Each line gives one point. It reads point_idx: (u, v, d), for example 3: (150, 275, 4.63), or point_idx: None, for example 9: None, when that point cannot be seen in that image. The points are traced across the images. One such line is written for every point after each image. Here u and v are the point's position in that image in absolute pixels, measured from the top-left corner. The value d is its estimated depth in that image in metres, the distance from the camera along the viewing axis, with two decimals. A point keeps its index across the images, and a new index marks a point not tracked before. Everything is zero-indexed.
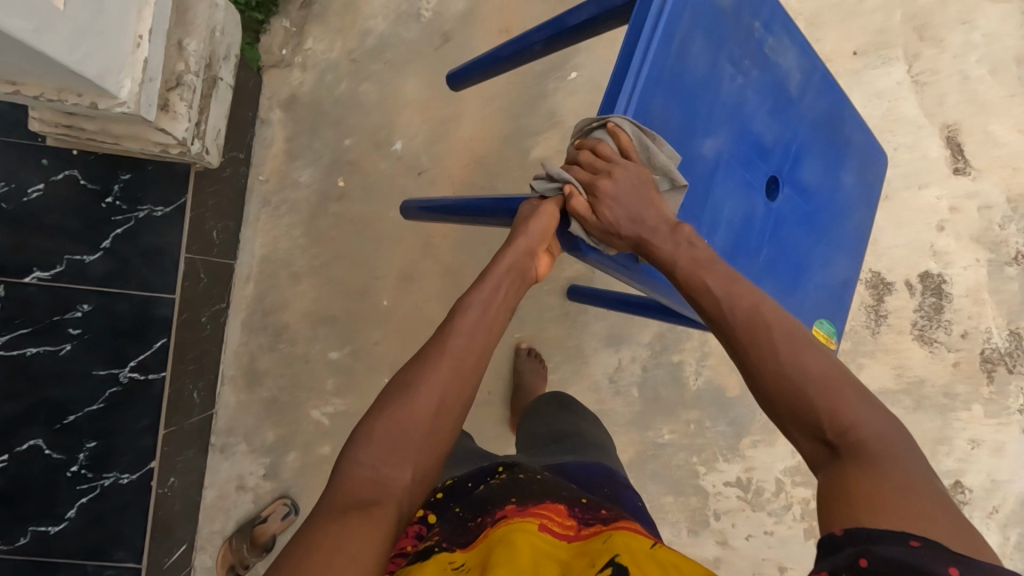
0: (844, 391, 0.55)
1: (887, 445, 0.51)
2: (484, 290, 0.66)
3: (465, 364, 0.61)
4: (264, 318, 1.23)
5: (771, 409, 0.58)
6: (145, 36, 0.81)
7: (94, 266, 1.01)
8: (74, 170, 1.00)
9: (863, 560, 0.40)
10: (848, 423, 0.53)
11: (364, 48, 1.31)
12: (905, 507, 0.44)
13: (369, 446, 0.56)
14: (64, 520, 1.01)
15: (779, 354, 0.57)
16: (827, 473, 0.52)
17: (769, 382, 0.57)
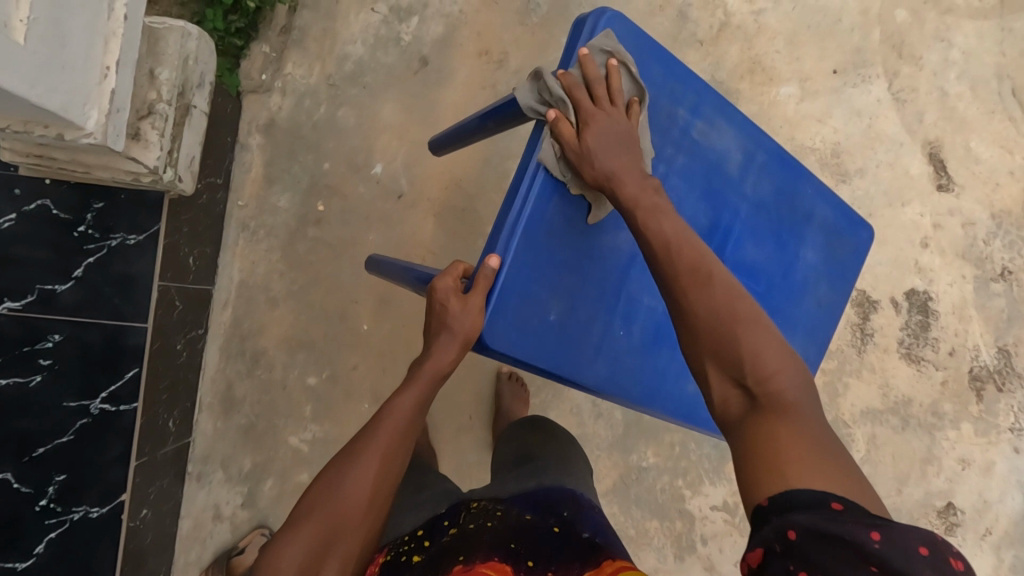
0: (763, 335, 0.63)
1: (793, 391, 0.59)
2: (413, 390, 0.69)
3: (391, 468, 0.65)
4: (241, 343, 1.23)
5: (698, 350, 0.64)
6: (112, 67, 0.81)
7: (65, 295, 1.00)
8: (47, 199, 0.98)
9: (791, 532, 0.46)
10: (768, 371, 0.60)
11: (342, 73, 1.31)
12: (810, 463, 0.52)
13: (294, 551, 0.59)
14: (33, 556, 0.98)
15: (709, 309, 0.64)
16: (744, 420, 0.59)
17: (702, 329, 0.64)
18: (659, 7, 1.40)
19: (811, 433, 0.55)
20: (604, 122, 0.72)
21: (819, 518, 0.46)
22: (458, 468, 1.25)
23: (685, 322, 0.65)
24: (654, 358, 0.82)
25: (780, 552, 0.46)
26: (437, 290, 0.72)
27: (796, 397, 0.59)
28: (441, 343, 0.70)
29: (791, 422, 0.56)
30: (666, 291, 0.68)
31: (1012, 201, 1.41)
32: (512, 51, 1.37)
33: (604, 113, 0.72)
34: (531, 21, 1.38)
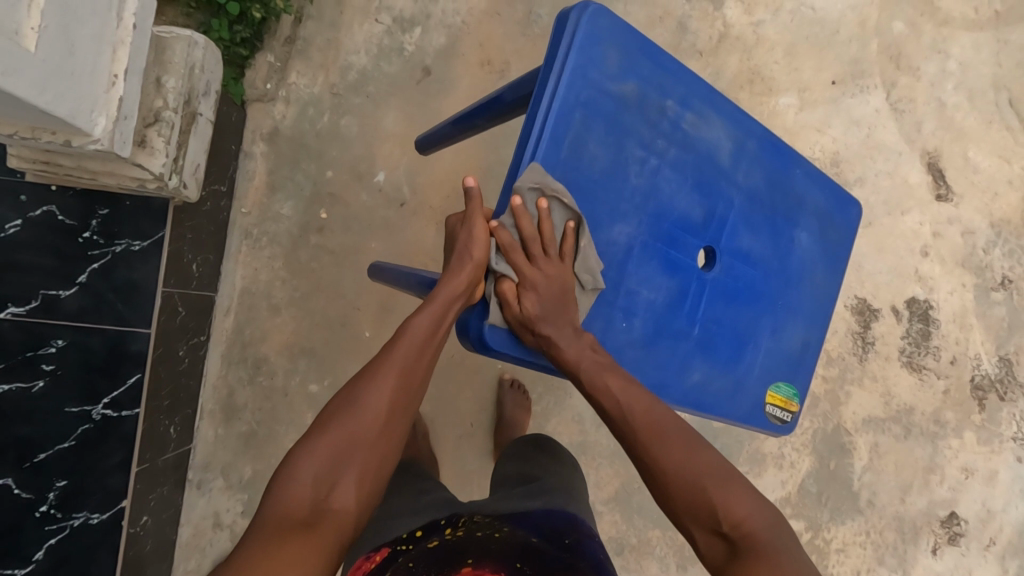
0: (729, 481, 0.65)
1: (767, 538, 0.61)
2: (429, 308, 0.71)
3: (410, 379, 0.68)
4: (242, 351, 1.23)
5: (671, 503, 0.66)
6: (120, 75, 0.82)
7: (68, 301, 1.00)
8: (53, 206, 0.99)
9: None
10: (744, 522, 0.62)
11: (345, 82, 1.33)
12: None
13: (313, 462, 0.61)
14: (31, 562, 0.97)
15: (677, 456, 0.67)
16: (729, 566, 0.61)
17: (673, 482, 0.66)
18: (659, 18, 1.42)
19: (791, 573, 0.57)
20: (538, 282, 0.73)
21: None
22: (459, 474, 1.25)
23: (654, 480, 0.67)
24: (657, 353, 0.82)
25: None
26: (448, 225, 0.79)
27: (774, 540, 0.61)
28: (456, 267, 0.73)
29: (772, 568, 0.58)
30: (627, 450, 0.70)
31: (1011, 210, 1.42)
32: (513, 61, 1.39)
33: (537, 273, 0.74)
34: (532, 32, 1.39)
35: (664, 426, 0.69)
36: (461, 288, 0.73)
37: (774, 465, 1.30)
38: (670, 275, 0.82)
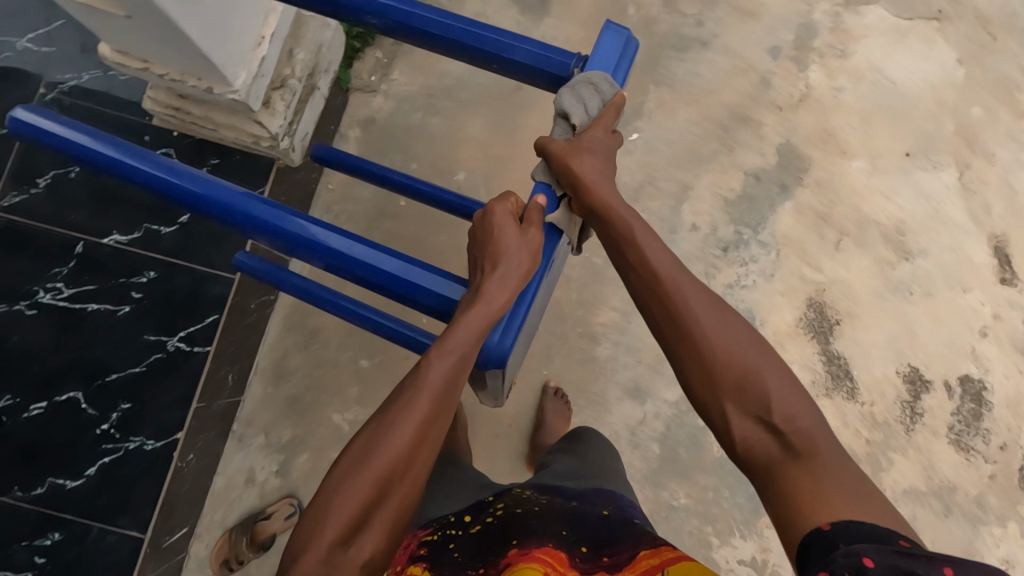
0: (778, 366, 0.61)
1: (819, 425, 0.58)
2: (444, 353, 0.60)
3: (429, 430, 0.61)
4: (302, 317, 1.27)
5: (713, 389, 0.61)
6: (267, 38, 0.91)
7: (167, 237, 1.08)
8: (170, 149, 1.10)
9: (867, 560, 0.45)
10: (795, 412, 0.58)
11: (441, 86, 1.42)
12: (847, 493, 0.53)
13: (327, 529, 0.57)
14: (82, 477, 1.01)
15: (719, 336, 0.62)
16: (775, 455, 0.58)
17: (718, 363, 0.61)
18: (744, 72, 1.49)
19: (845, 472, 0.55)
20: (604, 155, 0.68)
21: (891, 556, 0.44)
22: (490, 469, 1.26)
23: (699, 359, 0.62)
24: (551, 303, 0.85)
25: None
26: (494, 212, 0.66)
27: (823, 430, 0.58)
28: (490, 285, 0.62)
29: (828, 468, 0.55)
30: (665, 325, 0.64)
31: None
32: None
33: (603, 141, 0.69)
34: None
35: (710, 308, 0.63)
36: (488, 315, 0.61)
37: None
38: (551, 277, 0.81)
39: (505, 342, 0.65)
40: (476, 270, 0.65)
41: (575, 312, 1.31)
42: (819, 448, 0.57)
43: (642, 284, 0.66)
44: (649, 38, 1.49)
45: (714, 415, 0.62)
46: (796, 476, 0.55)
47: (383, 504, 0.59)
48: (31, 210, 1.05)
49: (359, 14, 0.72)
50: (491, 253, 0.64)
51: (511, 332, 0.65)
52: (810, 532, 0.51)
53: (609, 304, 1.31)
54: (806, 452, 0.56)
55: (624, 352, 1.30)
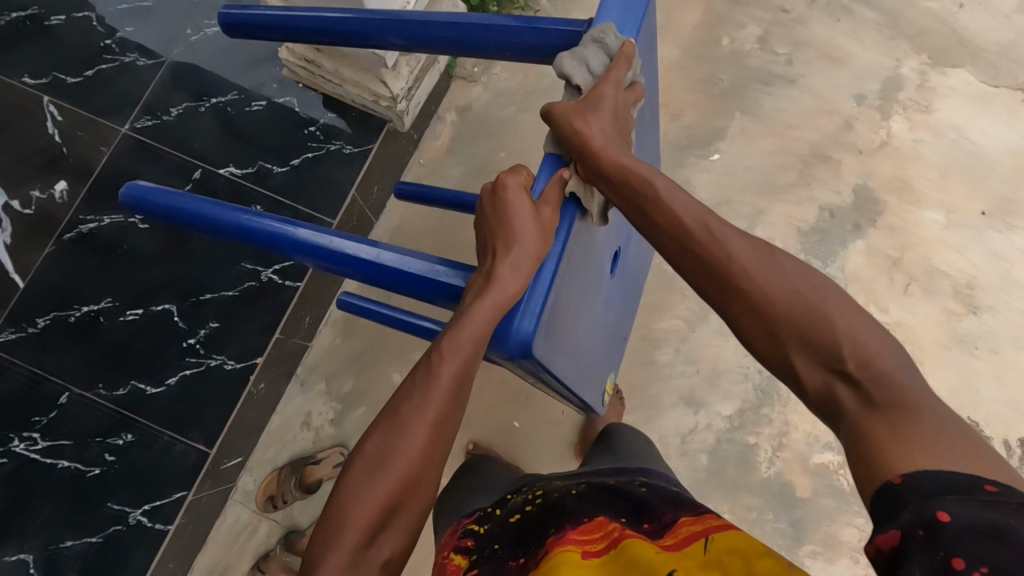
0: (843, 303, 0.52)
1: (898, 362, 0.49)
2: (455, 346, 0.57)
3: (445, 421, 0.57)
4: None
5: (774, 340, 0.53)
6: None
7: (277, 176, 1.15)
8: (293, 99, 1.18)
9: (943, 514, 0.37)
10: (869, 350, 0.49)
11: (538, 85, 1.49)
12: (934, 443, 0.42)
13: (346, 539, 0.53)
14: (163, 385, 1.05)
15: (757, 278, 0.54)
16: (851, 417, 0.48)
17: (775, 308, 0.53)
18: (828, 113, 1.54)
19: (935, 419, 0.44)
20: (611, 112, 0.63)
21: (976, 505, 0.37)
22: (537, 452, 1.25)
23: (753, 304, 0.54)
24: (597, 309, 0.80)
25: (924, 538, 0.37)
26: (506, 187, 0.62)
27: (906, 370, 0.48)
28: (501, 272, 0.58)
29: (913, 419, 0.44)
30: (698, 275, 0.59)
31: None
32: (688, 109, 1.52)
33: (613, 99, 0.64)
34: (711, 90, 1.54)
35: (749, 250, 0.56)
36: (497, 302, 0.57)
37: (851, 558, 1.21)
38: (596, 281, 0.77)
39: (528, 327, 0.59)
40: (487, 253, 0.62)
41: (639, 313, 1.33)
42: (903, 395, 0.47)
43: (675, 242, 0.60)
44: (740, 69, 1.55)
45: (784, 373, 0.54)
46: (870, 424, 0.46)
47: (405, 509, 0.56)
48: (161, 135, 1.15)
49: (384, 34, 0.78)
50: (503, 234, 0.60)
51: (530, 313, 0.59)
52: (881, 489, 0.42)
53: (674, 310, 1.33)
54: (883, 400, 0.47)
55: (683, 359, 1.31)
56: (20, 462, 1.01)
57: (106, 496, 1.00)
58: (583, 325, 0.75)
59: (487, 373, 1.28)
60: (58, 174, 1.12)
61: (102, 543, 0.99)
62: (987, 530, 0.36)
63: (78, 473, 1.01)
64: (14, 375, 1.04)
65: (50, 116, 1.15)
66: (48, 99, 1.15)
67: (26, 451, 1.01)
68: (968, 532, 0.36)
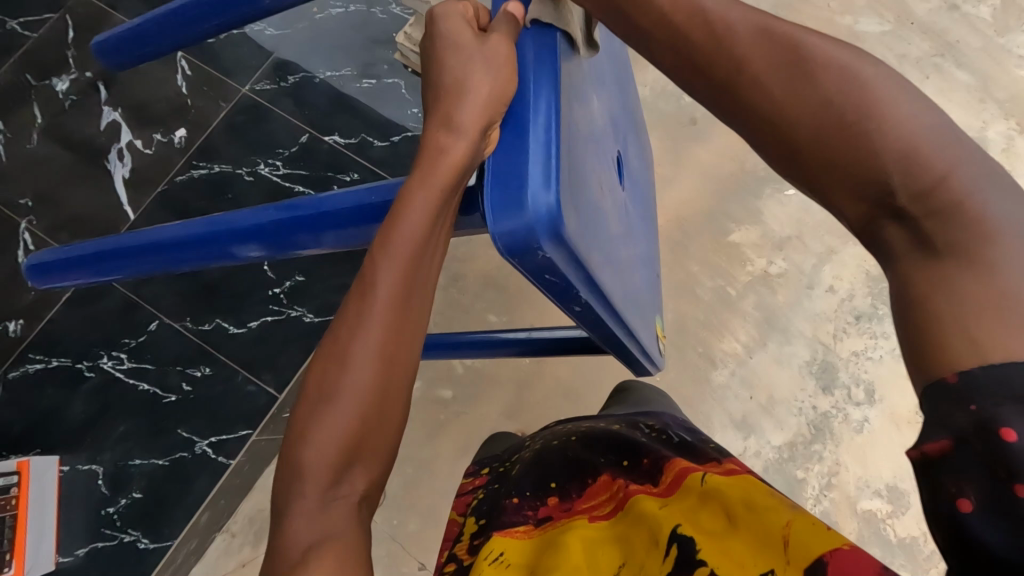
0: (898, 111, 0.42)
1: (969, 181, 0.41)
2: (388, 253, 0.51)
3: (394, 336, 0.51)
4: (449, 261, 1.35)
5: (803, 172, 0.45)
6: None
7: (376, 149, 1.21)
8: (400, 82, 1.25)
9: (1010, 433, 0.35)
10: (928, 179, 0.41)
11: None
12: (1017, 313, 0.37)
13: (308, 485, 0.48)
14: (244, 326, 1.10)
15: (781, 98, 0.44)
16: (903, 266, 0.42)
17: (806, 130, 0.44)
18: None
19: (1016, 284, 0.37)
20: None
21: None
22: None
23: (772, 135, 0.45)
24: (616, 224, 0.73)
25: (984, 452, 0.36)
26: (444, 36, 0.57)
27: (978, 185, 0.41)
28: (429, 168, 0.52)
29: (978, 269, 0.38)
30: (713, 103, 0.48)
31: None
32: None
33: None
34: None
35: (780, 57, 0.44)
36: (435, 199, 0.52)
37: None
38: (609, 193, 0.71)
39: (554, 196, 0.50)
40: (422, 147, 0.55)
41: (698, 332, 1.34)
42: (968, 232, 0.39)
43: (684, 58, 0.48)
44: None
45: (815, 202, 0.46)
46: (925, 278, 0.40)
47: (375, 440, 0.51)
48: (276, 98, 1.23)
49: None
50: (439, 121, 0.54)
51: (549, 184, 0.51)
52: (931, 386, 0.39)
53: (733, 334, 1.33)
54: (943, 243, 0.40)
55: (738, 383, 1.31)
56: (106, 378, 1.07)
57: (178, 423, 1.05)
58: (610, 241, 0.70)
59: (541, 366, 1.29)
60: (179, 121, 1.21)
61: (168, 466, 1.04)
62: None
63: (157, 396, 1.07)
64: (113, 297, 1.11)
65: (180, 70, 1.24)
66: (181, 55, 1.25)
67: (113, 369, 1.08)
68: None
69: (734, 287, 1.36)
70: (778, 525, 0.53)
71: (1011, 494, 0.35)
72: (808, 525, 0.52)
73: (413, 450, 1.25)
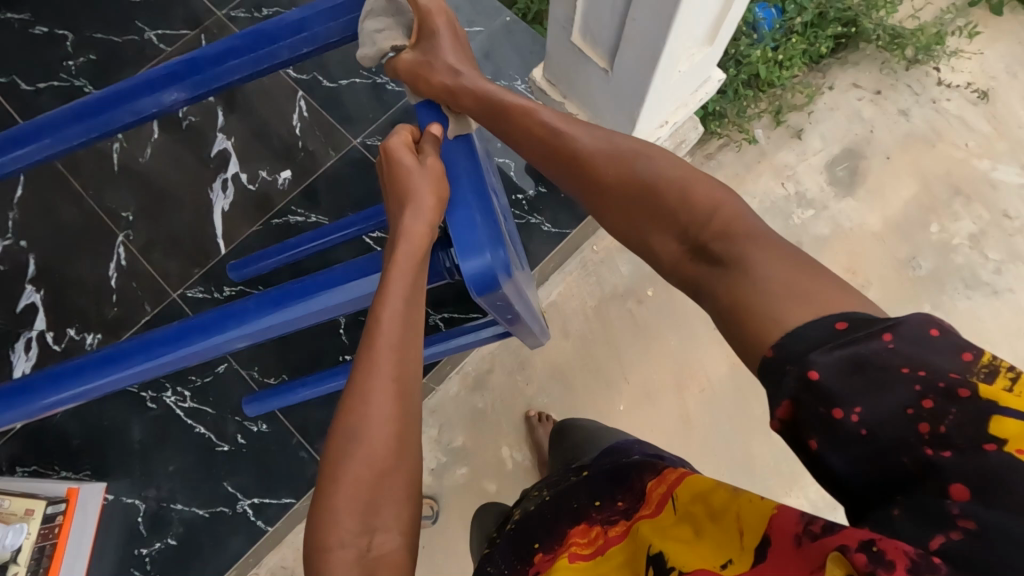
0: (673, 169, 0.66)
1: (733, 213, 0.61)
2: (390, 297, 0.59)
3: (404, 367, 0.57)
4: (520, 347, 1.31)
5: (635, 225, 0.67)
6: (668, 123, 1.01)
7: None
8: None
9: (814, 373, 0.46)
10: (710, 207, 0.62)
11: None
12: (791, 288, 0.52)
13: (346, 515, 0.51)
14: None
15: (614, 171, 0.68)
16: (720, 280, 0.58)
17: (627, 191, 0.67)
18: None
19: (775, 267, 0.54)
20: (452, 42, 0.81)
21: (834, 352, 0.46)
22: None
23: (605, 199, 0.70)
24: (520, 257, 0.89)
25: (819, 407, 0.45)
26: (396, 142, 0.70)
27: (739, 213, 0.61)
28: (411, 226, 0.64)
29: (753, 269, 0.55)
30: (579, 169, 0.71)
31: None
32: (878, 284, 1.45)
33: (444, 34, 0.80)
34: (908, 273, 1.46)
35: (602, 147, 0.70)
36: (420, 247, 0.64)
37: None
38: (513, 241, 0.87)
39: (500, 252, 0.63)
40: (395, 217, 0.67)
41: (766, 479, 1.25)
42: (741, 246, 0.58)
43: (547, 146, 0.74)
44: (944, 261, 1.47)
45: (647, 249, 0.67)
46: (731, 287, 0.56)
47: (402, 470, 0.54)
48: None
49: (157, 95, 0.77)
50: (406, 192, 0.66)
51: (498, 242, 0.63)
52: (761, 365, 0.50)
53: (804, 491, 1.24)
54: (732, 258, 0.58)
55: None
56: (167, 412, 1.06)
57: (225, 475, 1.04)
58: (522, 274, 0.86)
59: None
60: (287, 162, 1.21)
61: (207, 517, 1.02)
62: (855, 368, 0.45)
63: (211, 442, 1.05)
64: None
65: (298, 110, 1.23)
66: (301, 94, 1.24)
67: (175, 405, 1.07)
68: (840, 384, 0.45)
69: None
70: (729, 515, 0.50)
71: (857, 432, 0.44)
72: (752, 502, 0.50)
73: (448, 540, 1.20)
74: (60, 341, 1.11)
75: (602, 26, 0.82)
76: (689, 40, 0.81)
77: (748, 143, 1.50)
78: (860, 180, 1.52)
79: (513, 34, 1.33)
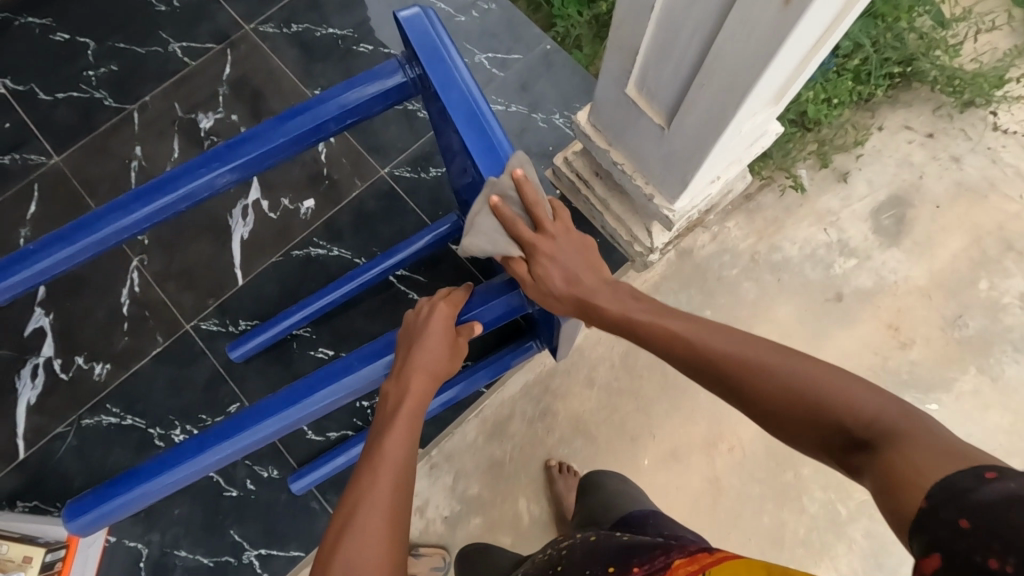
0: (777, 351, 0.55)
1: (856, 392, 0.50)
2: (399, 389, 0.67)
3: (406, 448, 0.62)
4: (542, 393, 1.26)
5: (772, 419, 0.54)
6: (720, 180, 0.96)
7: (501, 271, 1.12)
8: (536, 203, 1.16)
9: (965, 520, 0.36)
10: (841, 394, 0.50)
11: (768, 258, 1.42)
12: (931, 458, 0.41)
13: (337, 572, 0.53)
14: (323, 436, 1.04)
15: (725, 349, 0.58)
16: (867, 472, 0.46)
17: (748, 379, 0.55)
18: None
19: (913, 443, 0.44)
20: (567, 249, 0.70)
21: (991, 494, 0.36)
22: None
23: (737, 395, 0.57)
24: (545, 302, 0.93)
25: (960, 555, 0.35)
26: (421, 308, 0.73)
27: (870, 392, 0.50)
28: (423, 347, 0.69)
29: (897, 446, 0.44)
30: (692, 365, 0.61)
31: None
32: (921, 343, 1.38)
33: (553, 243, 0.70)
34: (953, 333, 1.39)
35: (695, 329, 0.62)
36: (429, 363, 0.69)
37: None
38: None
39: None
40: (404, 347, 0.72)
41: (796, 548, 1.19)
42: (884, 426, 0.46)
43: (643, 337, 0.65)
44: (992, 321, 1.40)
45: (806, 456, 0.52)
46: (875, 474, 0.44)
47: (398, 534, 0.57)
48: (413, 189, 1.16)
49: (211, 178, 0.75)
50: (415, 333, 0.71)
51: None
52: (912, 525, 0.39)
53: (834, 562, 1.18)
54: (876, 437, 0.46)
55: None
56: None
57: (232, 523, 0.99)
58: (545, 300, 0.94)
59: None
60: (310, 191, 1.16)
61: (212, 568, 0.98)
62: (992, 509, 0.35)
63: (219, 488, 1.01)
64: (201, 367, 1.07)
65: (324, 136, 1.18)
66: None
67: None
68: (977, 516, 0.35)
69: (847, 507, 1.21)
70: None
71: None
72: None
73: None
74: (67, 370, 1.06)
75: (663, 81, 0.78)
76: (756, 107, 0.75)
77: (794, 190, 1.43)
78: (907, 230, 1.44)
79: (552, 64, 1.27)
